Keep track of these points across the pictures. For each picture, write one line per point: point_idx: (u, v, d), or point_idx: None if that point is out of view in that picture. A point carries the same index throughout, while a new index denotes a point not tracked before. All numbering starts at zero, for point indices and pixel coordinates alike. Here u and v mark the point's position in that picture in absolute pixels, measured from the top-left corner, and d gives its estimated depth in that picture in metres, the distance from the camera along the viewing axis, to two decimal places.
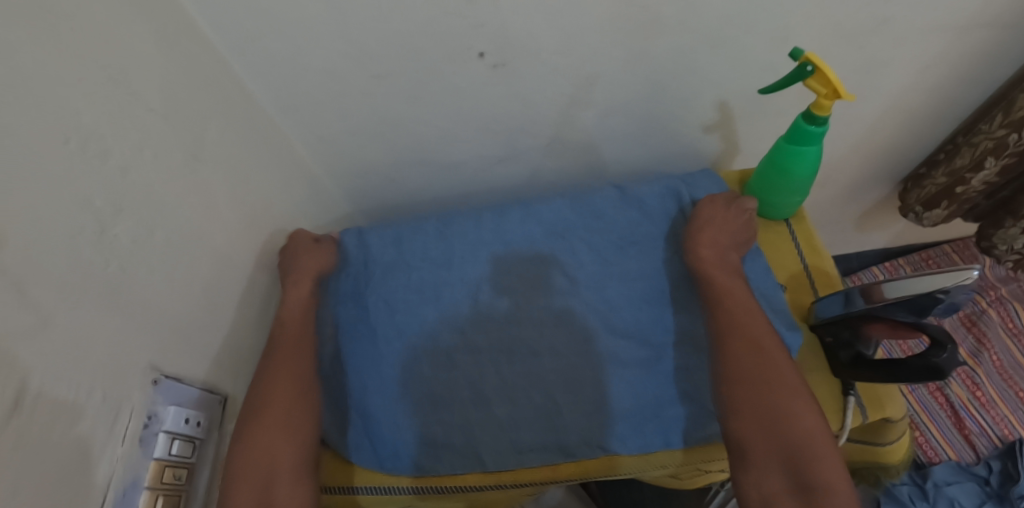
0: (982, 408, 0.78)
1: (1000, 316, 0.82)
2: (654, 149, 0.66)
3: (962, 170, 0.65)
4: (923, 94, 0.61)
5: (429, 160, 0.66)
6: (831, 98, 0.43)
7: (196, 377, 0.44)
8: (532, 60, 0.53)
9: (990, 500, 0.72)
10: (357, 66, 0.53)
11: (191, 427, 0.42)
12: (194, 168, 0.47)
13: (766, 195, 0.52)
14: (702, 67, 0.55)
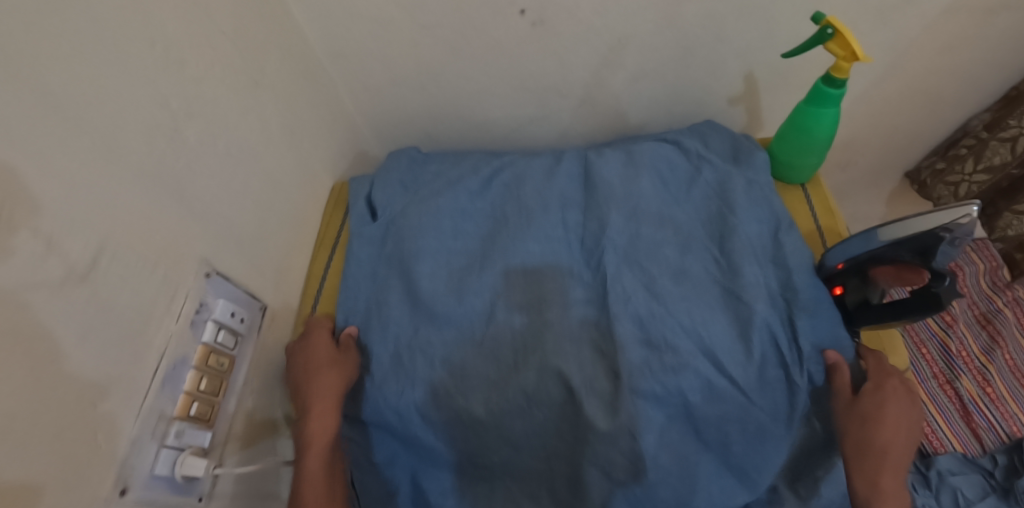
0: (992, 404, 0.79)
1: (1014, 317, 0.86)
2: (681, 118, 0.70)
3: (1004, 166, 0.71)
4: (937, 70, 0.66)
5: (466, 117, 0.70)
6: (849, 59, 0.50)
7: (243, 283, 0.48)
8: (570, 19, 0.58)
9: (994, 492, 0.72)
10: (407, 16, 0.58)
11: (235, 321, 0.45)
12: (255, 93, 0.51)
13: (786, 154, 0.59)
14: (729, 35, 0.60)
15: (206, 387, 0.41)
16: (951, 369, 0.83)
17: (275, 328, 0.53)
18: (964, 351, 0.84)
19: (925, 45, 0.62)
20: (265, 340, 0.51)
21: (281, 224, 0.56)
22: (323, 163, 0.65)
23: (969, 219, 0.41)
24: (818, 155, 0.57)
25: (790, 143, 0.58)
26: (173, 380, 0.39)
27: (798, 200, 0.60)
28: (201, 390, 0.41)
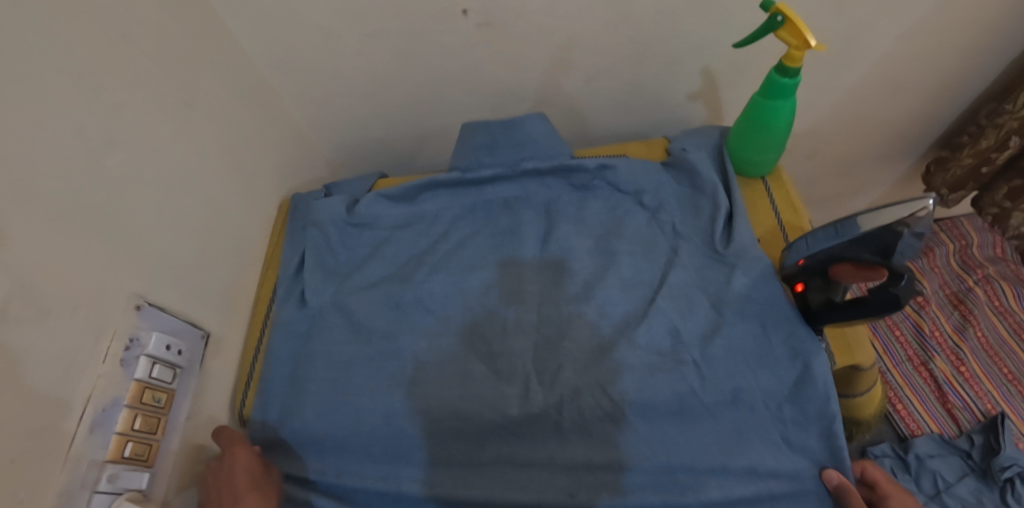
0: (966, 383, 0.80)
1: (986, 294, 0.87)
2: (640, 115, 0.78)
3: (988, 151, 0.69)
4: (897, 61, 0.67)
5: (425, 120, 0.77)
6: (802, 48, 0.52)
7: (183, 313, 0.50)
8: (516, 21, 0.64)
9: (972, 473, 0.73)
10: (343, 24, 0.64)
11: (172, 355, 0.46)
12: (189, 112, 0.53)
13: (748, 151, 0.61)
14: (687, 31, 0.66)
15: (140, 425, 0.42)
16: (926, 351, 0.84)
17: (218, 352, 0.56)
18: (937, 332, 0.85)
19: (882, 34, 0.63)
20: (210, 366, 0.55)
21: (224, 243, 0.59)
22: (271, 181, 0.70)
23: (925, 212, 0.41)
24: (774, 147, 0.59)
25: (748, 134, 0.60)
26: (103, 422, 0.40)
27: (759, 195, 0.63)
28: (136, 429, 0.42)
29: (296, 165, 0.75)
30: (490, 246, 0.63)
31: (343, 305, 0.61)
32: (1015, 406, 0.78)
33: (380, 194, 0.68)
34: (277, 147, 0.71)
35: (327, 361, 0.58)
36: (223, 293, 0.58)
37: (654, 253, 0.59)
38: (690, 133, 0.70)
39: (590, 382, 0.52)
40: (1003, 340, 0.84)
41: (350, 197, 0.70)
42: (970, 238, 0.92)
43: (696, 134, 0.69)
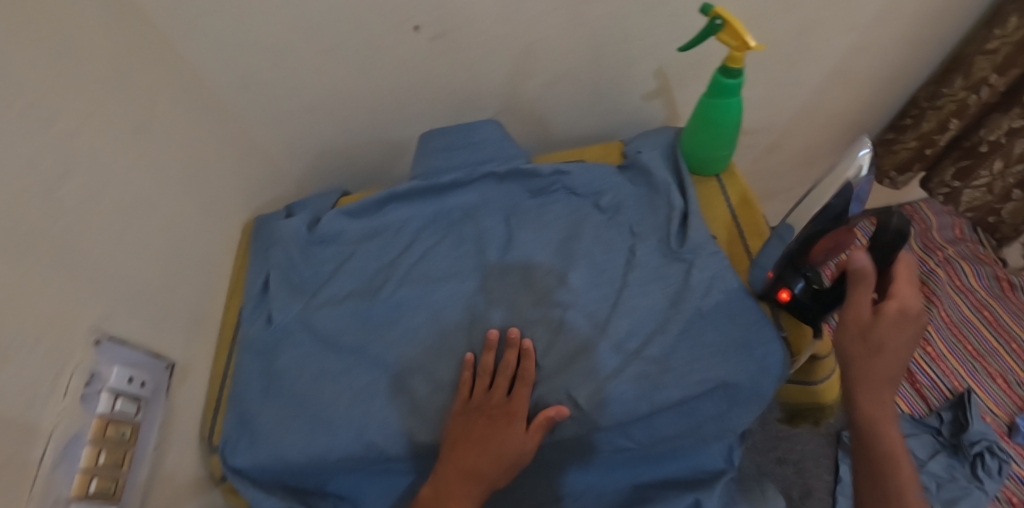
0: (933, 362, 0.89)
1: (947, 276, 0.97)
2: (600, 116, 0.86)
3: (930, 134, 0.73)
4: (854, 56, 0.68)
5: (387, 132, 0.80)
6: (742, 48, 0.58)
7: (145, 344, 0.51)
8: (471, 31, 0.68)
9: (944, 449, 0.81)
10: (302, 40, 0.64)
11: (135, 387, 0.48)
12: (145, 141, 0.54)
13: (706, 148, 0.68)
14: (642, 34, 0.73)
15: (104, 459, 0.43)
16: None
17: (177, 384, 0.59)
18: None
19: (836, 31, 0.65)
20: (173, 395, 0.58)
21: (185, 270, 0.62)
22: (233, 207, 0.74)
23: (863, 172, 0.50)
24: (726, 146, 0.67)
25: (699, 131, 0.67)
26: (66, 459, 0.40)
27: (714, 192, 0.70)
28: (100, 463, 0.43)
29: (263, 184, 0.79)
30: (454, 256, 0.67)
31: (309, 324, 0.65)
32: (978, 380, 0.88)
33: (341, 211, 0.72)
34: (234, 173, 0.72)
35: (297, 371, 0.62)
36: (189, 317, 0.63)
37: (610, 247, 0.64)
38: (643, 136, 0.78)
39: (566, 377, 0.56)
40: (964, 318, 0.94)
41: (311, 216, 0.75)
42: (929, 222, 1.01)
43: (646, 138, 0.78)
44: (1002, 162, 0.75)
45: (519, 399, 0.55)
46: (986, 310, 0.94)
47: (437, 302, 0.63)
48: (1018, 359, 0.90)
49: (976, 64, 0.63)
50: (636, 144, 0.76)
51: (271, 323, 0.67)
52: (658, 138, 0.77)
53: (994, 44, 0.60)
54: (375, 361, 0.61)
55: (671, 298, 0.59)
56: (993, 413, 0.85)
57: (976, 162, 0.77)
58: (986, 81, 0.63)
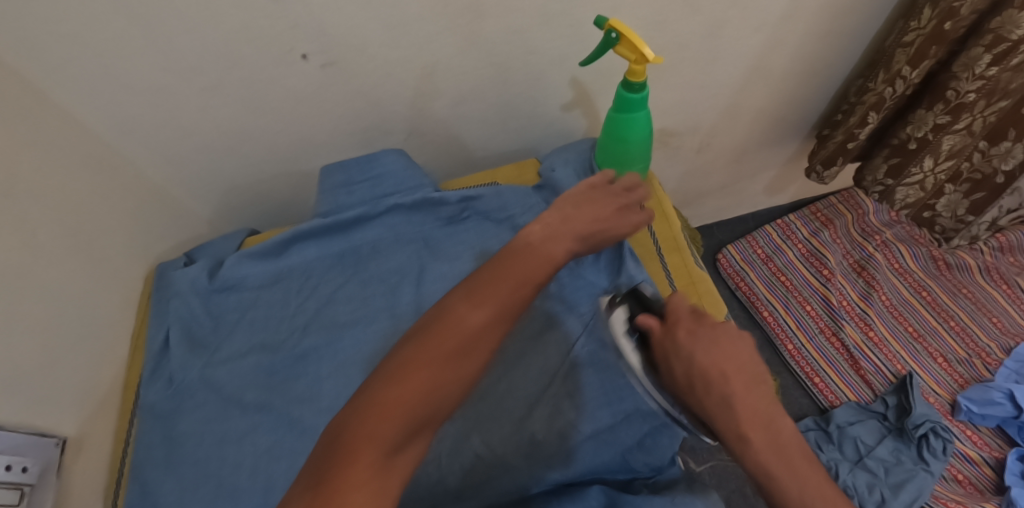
0: (875, 346, 1.07)
1: (887, 258, 1.14)
2: (520, 137, 0.88)
3: (853, 126, 0.89)
4: (730, 41, 0.79)
5: (301, 164, 0.83)
6: (640, 62, 0.58)
7: (28, 424, 0.55)
8: (362, 56, 0.68)
9: (891, 434, 0.99)
10: (183, 81, 0.66)
11: (13, 473, 0.50)
12: (31, 227, 0.60)
13: (628, 161, 0.68)
14: (540, 49, 0.73)
15: None
16: (836, 322, 1.10)
17: (82, 457, 0.61)
18: (848, 303, 1.11)
19: (717, 12, 0.73)
20: (70, 471, 0.59)
21: (79, 336, 0.64)
22: (132, 259, 0.75)
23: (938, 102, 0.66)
24: (640, 159, 0.68)
25: (611, 147, 0.67)
26: None
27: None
28: None
29: (173, 232, 0.82)
30: (368, 284, 0.69)
31: (209, 380, 0.63)
32: (920, 361, 1.06)
33: (244, 255, 0.70)
34: (132, 223, 0.75)
35: (201, 435, 0.60)
36: (81, 386, 0.63)
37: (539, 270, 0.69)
38: (558, 151, 0.77)
39: (524, 399, 0.62)
40: (905, 298, 1.12)
41: (211, 262, 0.72)
42: (866, 208, 1.18)
43: (565, 151, 0.77)
44: (931, 157, 0.92)
45: (556, 251, 0.51)
46: (924, 291, 1.12)
47: (361, 335, 0.65)
48: (950, 334, 1.09)
49: (895, 60, 0.80)
50: (550, 160, 0.76)
51: (176, 382, 0.63)
52: (573, 153, 0.76)
53: (911, 38, 0.76)
54: (292, 424, 0.60)
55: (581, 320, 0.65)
56: (935, 393, 1.04)
57: (907, 161, 0.96)
58: (901, 74, 0.79)
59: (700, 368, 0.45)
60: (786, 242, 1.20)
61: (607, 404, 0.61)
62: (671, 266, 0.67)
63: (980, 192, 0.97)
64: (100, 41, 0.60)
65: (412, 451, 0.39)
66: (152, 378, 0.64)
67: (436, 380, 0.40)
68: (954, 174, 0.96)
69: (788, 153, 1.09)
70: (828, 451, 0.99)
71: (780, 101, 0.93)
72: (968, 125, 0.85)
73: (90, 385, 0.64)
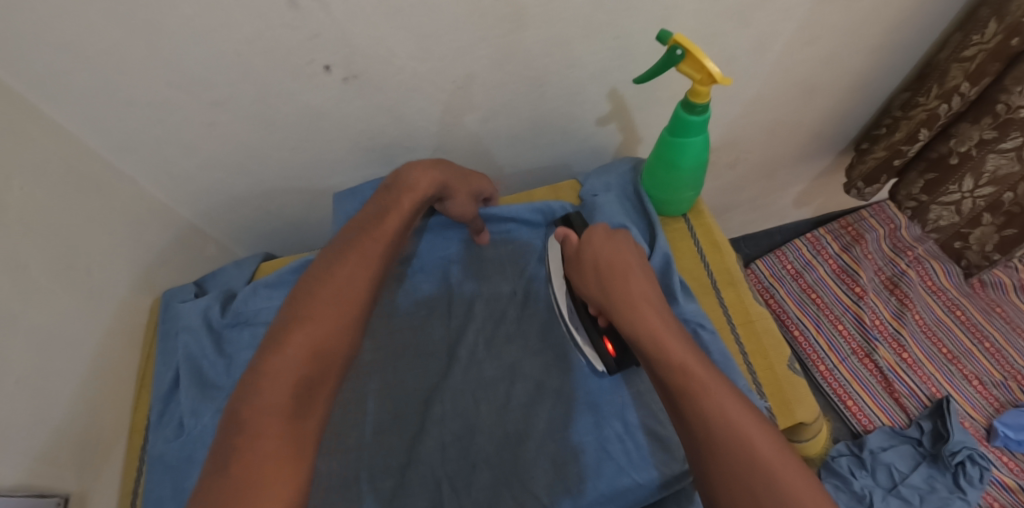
0: (909, 368, 1.04)
1: (920, 275, 1.10)
2: (551, 152, 0.82)
3: (900, 143, 0.86)
4: (778, 55, 0.74)
5: (317, 182, 0.77)
6: (705, 82, 0.55)
7: (25, 484, 0.51)
8: (388, 68, 0.62)
9: (925, 461, 0.96)
10: (191, 96, 0.60)
11: None
12: (25, 261, 0.54)
13: (682, 184, 0.65)
14: (581, 62, 0.68)
15: None
16: (869, 344, 1.06)
17: None
18: (881, 322, 1.08)
19: (770, 22, 0.68)
20: None
21: (82, 378, 0.59)
22: (135, 289, 0.70)
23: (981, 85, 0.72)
24: (690, 186, 0.65)
25: (661, 170, 0.64)
26: None
27: (681, 234, 0.69)
28: None
29: (178, 256, 0.76)
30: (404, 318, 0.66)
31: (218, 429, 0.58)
32: (954, 382, 1.03)
33: (258, 286, 0.65)
34: (135, 249, 0.69)
35: None
36: (83, 435, 0.58)
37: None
38: (599, 172, 0.72)
39: (567, 448, 0.57)
40: (938, 318, 1.08)
41: (223, 293, 0.67)
42: (897, 222, 1.13)
43: (605, 172, 0.72)
44: (971, 177, 0.86)
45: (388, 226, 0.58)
46: (958, 310, 1.08)
47: (398, 375, 0.62)
48: (985, 355, 1.05)
49: (948, 77, 0.74)
50: (591, 184, 0.71)
51: (186, 429, 0.59)
52: (614, 175, 0.71)
53: (971, 54, 0.70)
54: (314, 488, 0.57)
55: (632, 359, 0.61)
56: (970, 416, 1.00)
57: (942, 177, 0.90)
58: (956, 91, 0.74)
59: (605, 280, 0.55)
60: (816, 257, 1.16)
61: (662, 451, 0.56)
62: (727, 303, 0.65)
63: (1013, 227, 0.90)
64: (97, 53, 0.53)
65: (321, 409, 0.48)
66: (162, 425, 0.60)
67: (329, 348, 0.50)
68: (993, 202, 0.89)
69: (822, 167, 1.04)
70: (860, 477, 0.96)
71: (821, 116, 0.89)
72: (1016, 147, 0.78)
73: (91, 431, 0.59)
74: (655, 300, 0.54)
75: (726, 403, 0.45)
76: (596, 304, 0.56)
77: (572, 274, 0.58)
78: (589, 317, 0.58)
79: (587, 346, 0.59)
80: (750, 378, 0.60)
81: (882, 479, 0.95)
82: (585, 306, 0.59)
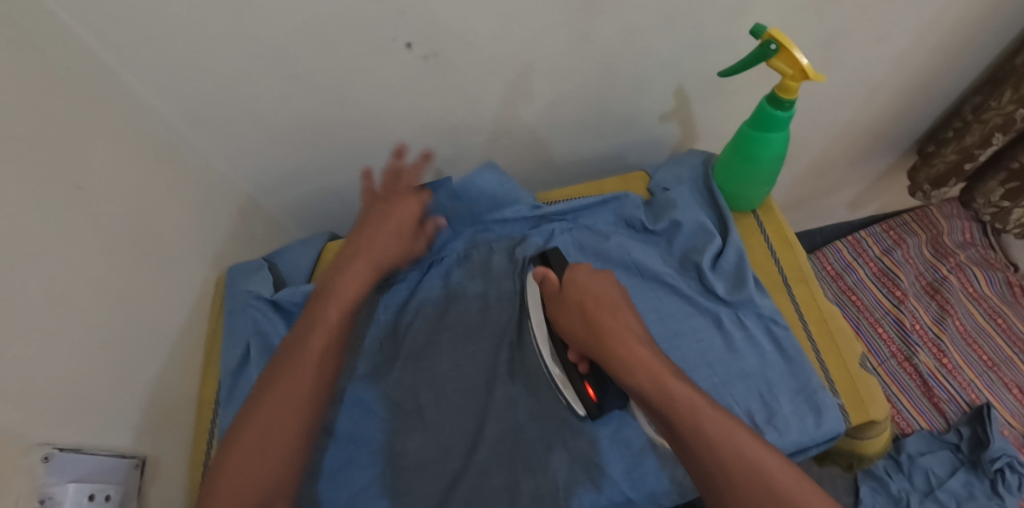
0: (949, 374, 1.04)
1: (961, 280, 1.10)
2: (610, 142, 0.82)
3: (971, 146, 0.84)
4: (848, 53, 0.73)
5: (379, 161, 0.77)
6: (797, 78, 0.55)
7: (108, 445, 0.52)
8: (466, 47, 0.62)
9: (963, 466, 0.94)
10: (272, 68, 0.60)
11: (98, 501, 0.48)
12: (106, 225, 0.55)
13: (756, 175, 0.64)
14: (653, 51, 0.67)
15: None
16: (910, 348, 1.06)
17: (158, 477, 0.57)
18: (921, 327, 1.07)
19: (847, 18, 0.68)
20: (148, 493, 0.55)
21: (155, 345, 0.60)
22: (200, 261, 0.70)
23: None
24: (764, 182, 0.65)
25: (738, 165, 0.65)
26: None
27: (752, 230, 0.70)
28: None
29: (239, 231, 0.77)
30: (444, 297, 0.67)
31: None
32: (994, 390, 1.02)
33: None
34: (198, 221, 0.69)
35: None
36: (154, 401, 0.59)
37: (648, 295, 0.65)
38: (670, 164, 0.74)
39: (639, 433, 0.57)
40: (978, 324, 1.08)
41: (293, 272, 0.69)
42: (940, 227, 1.13)
43: (676, 164, 0.74)
44: None
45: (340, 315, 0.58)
46: (998, 318, 1.09)
47: (465, 357, 0.62)
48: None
49: None
50: (661, 175, 0.73)
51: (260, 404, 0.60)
52: (686, 167, 0.73)
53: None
54: (384, 462, 0.58)
55: (706, 349, 0.61)
56: (1010, 424, 0.99)
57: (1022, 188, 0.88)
58: None
59: (590, 311, 0.53)
60: (857, 260, 1.16)
61: None
62: (799, 299, 0.66)
63: None
64: (185, 21, 0.53)
65: (283, 467, 0.49)
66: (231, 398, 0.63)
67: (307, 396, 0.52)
68: None
69: (867, 170, 1.04)
70: (897, 480, 0.92)
71: (876, 118, 0.89)
72: None
73: (162, 398, 0.60)
74: (643, 337, 0.52)
75: (735, 433, 0.45)
76: (580, 347, 0.53)
77: (555, 312, 0.56)
78: (568, 361, 0.56)
79: (566, 389, 0.57)
80: (822, 374, 0.61)
81: (920, 483, 0.92)
82: (564, 345, 0.57)
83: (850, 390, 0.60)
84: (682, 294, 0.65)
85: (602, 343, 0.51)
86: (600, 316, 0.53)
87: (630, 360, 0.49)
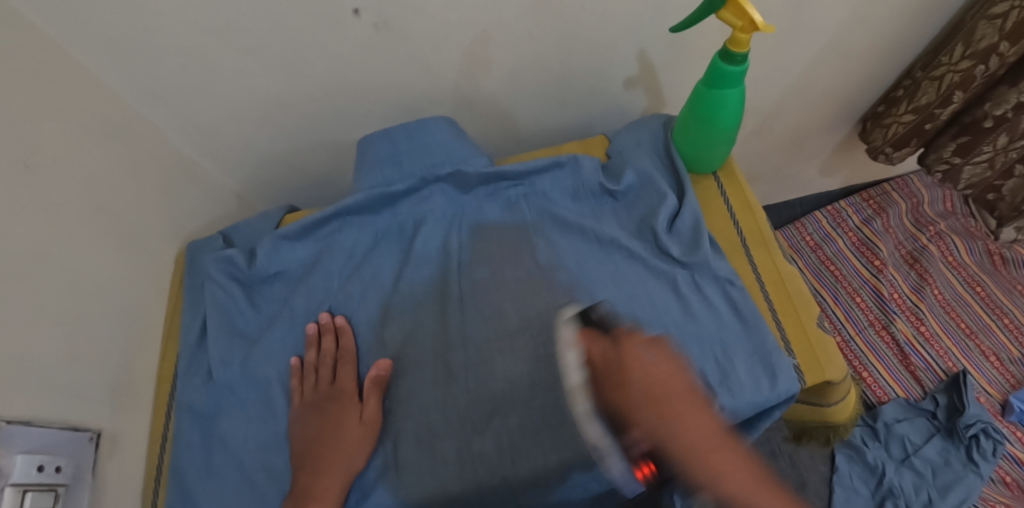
0: (927, 342, 1.03)
1: (941, 250, 1.10)
2: (575, 112, 0.81)
3: (929, 106, 0.82)
4: (815, 15, 0.72)
5: (339, 136, 0.77)
6: (747, 30, 0.54)
7: (61, 419, 0.52)
8: (414, 15, 0.61)
9: (939, 433, 0.95)
10: (221, 43, 0.59)
11: (50, 472, 0.48)
12: (56, 203, 0.55)
13: (715, 136, 0.63)
14: (610, 15, 0.66)
15: None
16: (888, 316, 1.06)
17: (115, 450, 0.58)
18: (899, 295, 1.07)
19: None
20: (104, 464, 0.56)
21: (111, 321, 0.61)
22: (160, 238, 0.70)
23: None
24: (724, 142, 0.64)
25: (696, 126, 0.63)
26: None
27: (711, 192, 0.69)
28: None
29: (200, 208, 0.77)
30: (400, 264, 0.67)
31: (258, 375, 0.63)
32: (971, 358, 1.02)
33: (280, 237, 0.67)
34: (158, 198, 0.70)
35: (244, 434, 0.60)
36: (112, 376, 0.60)
37: (605, 261, 0.64)
38: (629, 129, 0.73)
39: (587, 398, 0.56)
40: (958, 294, 1.07)
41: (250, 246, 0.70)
42: (920, 197, 1.13)
43: (636, 129, 0.73)
44: (1005, 136, 0.82)
45: (343, 380, 0.60)
46: (977, 286, 1.08)
47: (417, 321, 0.63)
48: (1004, 333, 1.04)
49: (980, 32, 0.71)
50: (620, 141, 0.72)
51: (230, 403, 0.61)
52: (645, 132, 0.72)
53: (1002, 9, 0.67)
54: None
55: (659, 312, 0.61)
56: (986, 392, 0.99)
57: (975, 139, 0.86)
58: (994, 50, 0.70)
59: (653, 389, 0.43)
60: (836, 229, 1.15)
61: None
62: (757, 261, 0.65)
63: None
64: None
65: None
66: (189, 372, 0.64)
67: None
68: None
69: (845, 138, 1.02)
70: (873, 448, 0.94)
71: (850, 82, 0.87)
72: None
73: (121, 373, 0.61)
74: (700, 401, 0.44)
75: None
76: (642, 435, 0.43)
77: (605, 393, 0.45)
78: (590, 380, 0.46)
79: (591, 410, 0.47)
80: (777, 333, 0.61)
81: (896, 450, 0.93)
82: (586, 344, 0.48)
83: (806, 353, 0.59)
84: (638, 256, 0.64)
85: (663, 432, 0.41)
86: (671, 407, 0.42)
87: (689, 445, 0.41)
